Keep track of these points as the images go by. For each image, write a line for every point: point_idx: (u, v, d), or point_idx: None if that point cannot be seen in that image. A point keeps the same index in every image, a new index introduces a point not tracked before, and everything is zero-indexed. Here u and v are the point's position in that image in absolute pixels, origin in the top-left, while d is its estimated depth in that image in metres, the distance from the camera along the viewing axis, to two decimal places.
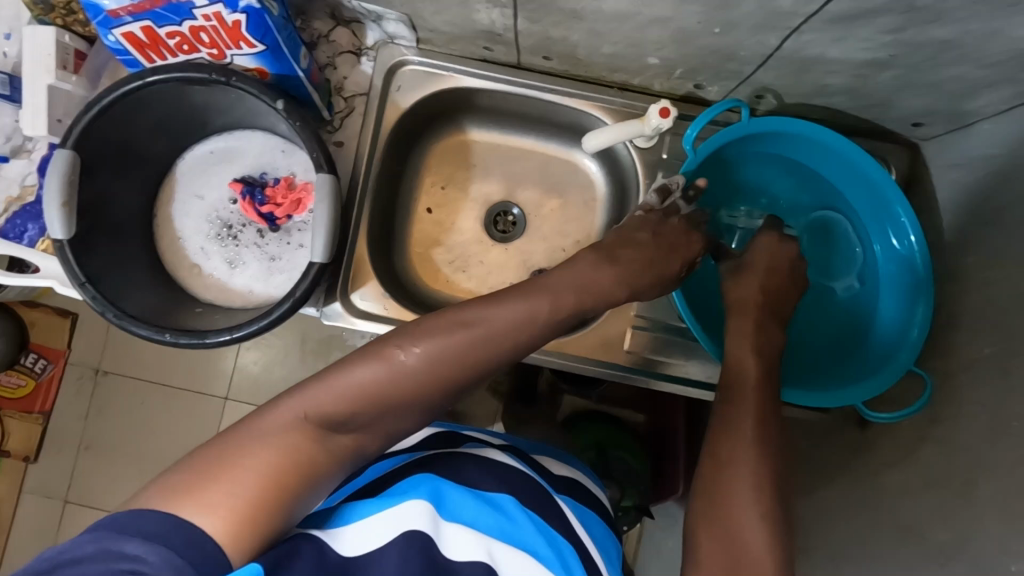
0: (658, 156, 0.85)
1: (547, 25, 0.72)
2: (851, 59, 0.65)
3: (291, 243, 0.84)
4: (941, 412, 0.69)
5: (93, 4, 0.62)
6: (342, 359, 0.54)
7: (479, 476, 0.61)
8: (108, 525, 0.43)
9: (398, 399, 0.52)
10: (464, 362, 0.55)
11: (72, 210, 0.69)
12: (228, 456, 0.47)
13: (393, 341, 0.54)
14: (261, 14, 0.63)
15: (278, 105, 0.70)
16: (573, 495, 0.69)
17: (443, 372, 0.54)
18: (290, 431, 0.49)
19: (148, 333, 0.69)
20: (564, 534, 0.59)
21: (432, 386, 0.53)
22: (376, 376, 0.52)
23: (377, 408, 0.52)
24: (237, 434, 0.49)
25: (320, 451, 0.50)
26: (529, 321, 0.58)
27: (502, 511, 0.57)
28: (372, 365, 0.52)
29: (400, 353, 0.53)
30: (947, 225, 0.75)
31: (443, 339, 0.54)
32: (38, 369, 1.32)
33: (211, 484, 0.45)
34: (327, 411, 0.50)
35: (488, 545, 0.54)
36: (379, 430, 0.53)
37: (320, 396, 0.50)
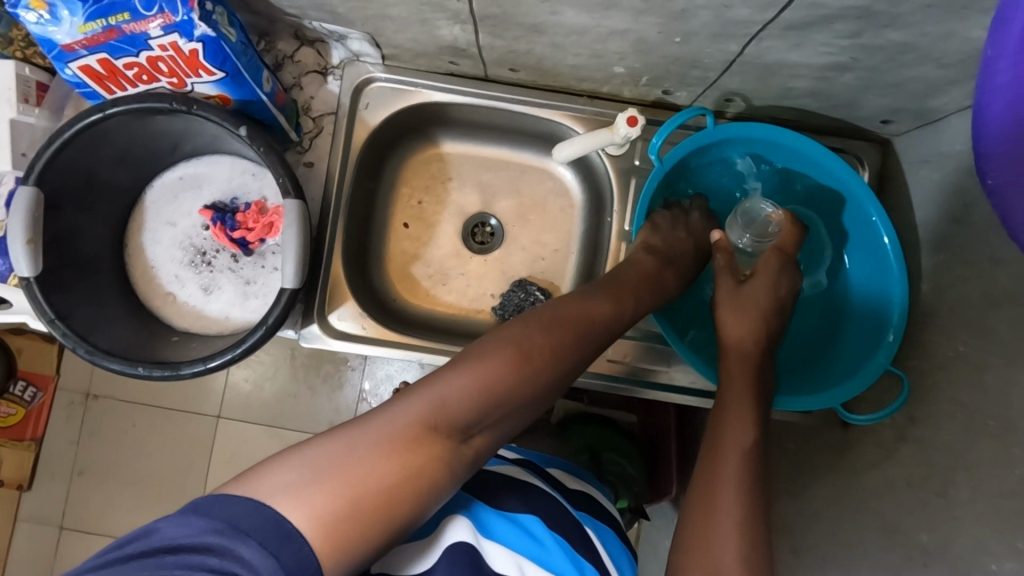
0: (630, 163, 0.84)
1: (509, 39, 0.72)
2: (812, 63, 0.65)
3: (266, 266, 0.83)
4: (920, 410, 0.69)
5: (47, 40, 0.62)
6: (455, 359, 0.53)
7: (504, 492, 0.61)
8: (230, 515, 0.41)
9: (518, 403, 0.53)
10: (570, 363, 0.57)
11: (39, 247, 0.68)
12: (356, 461, 0.44)
13: (513, 338, 0.54)
14: (219, 42, 0.63)
15: (241, 131, 0.69)
16: (588, 510, 0.68)
17: (555, 373, 0.55)
18: (422, 437, 0.47)
19: (121, 367, 0.69)
20: (583, 553, 0.59)
21: (544, 389, 0.55)
22: (505, 374, 0.52)
23: (504, 407, 0.52)
24: (365, 438, 0.46)
25: (452, 459, 0.49)
26: (618, 314, 0.64)
27: (528, 529, 0.58)
28: (500, 362, 0.52)
29: (524, 350, 0.54)
30: (921, 222, 0.75)
31: (553, 340, 0.56)
32: (27, 397, 1.31)
33: (326, 488, 0.43)
34: (459, 413, 0.49)
35: (519, 563, 0.54)
36: (500, 432, 0.53)
37: (450, 397, 0.49)
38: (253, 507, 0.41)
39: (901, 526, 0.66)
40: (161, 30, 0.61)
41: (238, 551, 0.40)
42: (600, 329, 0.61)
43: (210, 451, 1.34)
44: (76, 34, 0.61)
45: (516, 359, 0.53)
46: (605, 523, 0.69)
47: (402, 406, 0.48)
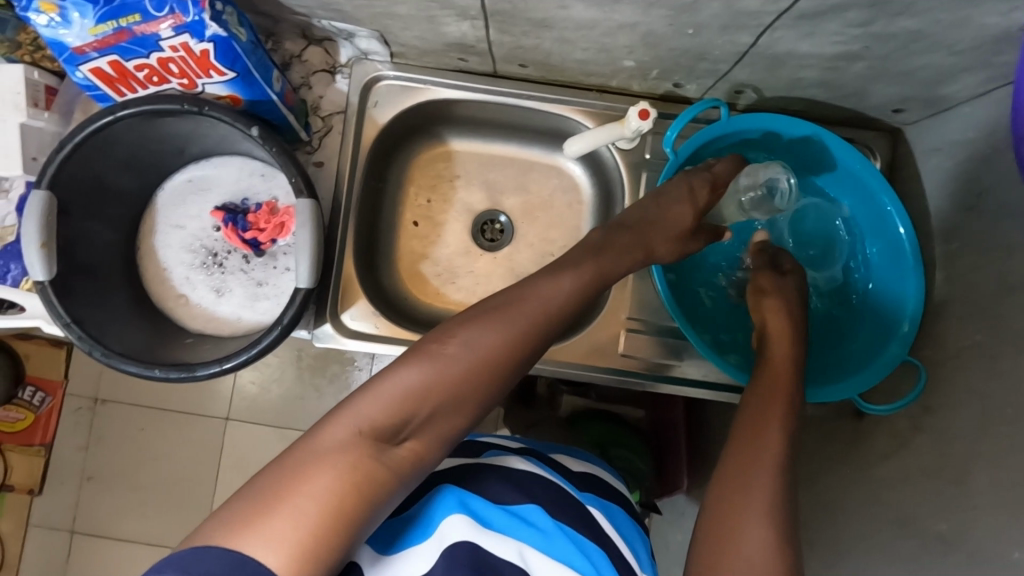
0: (640, 157, 0.84)
1: (518, 35, 0.72)
2: (823, 52, 0.65)
3: (277, 266, 0.83)
4: (935, 399, 0.69)
5: (58, 43, 0.62)
6: (383, 368, 0.53)
7: (501, 486, 0.61)
8: (173, 566, 0.41)
9: (451, 401, 0.52)
10: (507, 357, 0.55)
11: (51, 250, 0.68)
12: (287, 483, 0.45)
13: (434, 339, 0.54)
14: (229, 42, 0.62)
15: (253, 131, 0.69)
16: (596, 492, 0.69)
17: (490, 369, 0.54)
18: (347, 448, 0.47)
19: (137, 370, 0.69)
20: (593, 537, 0.59)
21: (480, 386, 0.53)
22: (422, 375, 0.51)
23: (428, 407, 0.51)
24: (294, 459, 0.47)
25: (383, 465, 0.48)
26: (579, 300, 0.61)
27: (526, 519, 0.58)
28: (416, 365, 0.52)
29: (438, 348, 0.53)
30: (933, 211, 0.75)
31: (484, 336, 0.54)
32: (36, 402, 1.27)
33: (272, 515, 0.44)
34: (377, 420, 0.49)
35: (520, 548, 0.55)
36: (436, 432, 0.52)
37: (373, 408, 0.50)
38: (195, 554, 0.42)
39: (917, 516, 0.66)
40: (171, 31, 0.61)
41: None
42: (549, 319, 0.58)
43: (220, 453, 1.34)
44: (86, 37, 0.61)
45: (442, 360, 0.52)
46: (613, 503, 0.70)
47: (330, 421, 0.49)
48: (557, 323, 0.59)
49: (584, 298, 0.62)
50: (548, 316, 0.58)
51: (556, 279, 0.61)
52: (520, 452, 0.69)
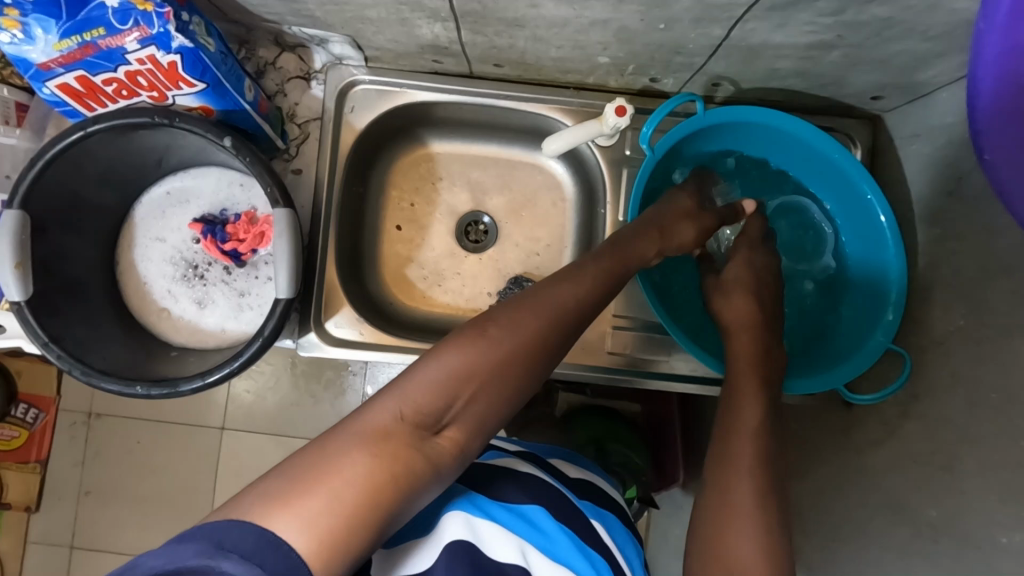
0: (621, 153, 0.84)
1: (491, 35, 0.71)
2: (798, 42, 0.65)
3: (259, 277, 0.83)
4: (922, 386, 0.69)
5: (22, 59, 0.61)
6: (426, 351, 0.52)
7: (504, 487, 0.61)
8: (208, 536, 0.41)
9: (491, 390, 0.51)
10: (546, 346, 0.55)
11: (27, 269, 0.67)
12: (328, 463, 0.45)
13: (477, 324, 0.54)
14: (196, 52, 0.62)
15: (226, 142, 0.69)
16: (593, 500, 0.69)
17: (530, 358, 0.54)
18: (391, 433, 0.47)
19: (119, 387, 0.68)
20: (592, 543, 0.59)
21: (518, 375, 0.53)
22: (466, 360, 0.51)
23: (469, 395, 0.51)
24: (338, 440, 0.46)
25: (425, 451, 0.48)
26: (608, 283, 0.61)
27: (533, 521, 0.57)
28: (460, 349, 0.52)
29: (482, 333, 0.53)
30: (915, 197, 0.75)
31: (524, 324, 0.54)
32: (30, 418, 1.31)
33: (309, 494, 0.43)
34: (421, 405, 0.49)
35: (522, 547, 0.54)
36: (476, 421, 0.51)
37: (417, 391, 0.49)
38: (234, 525, 0.41)
39: (909, 502, 0.66)
40: (137, 43, 0.60)
41: (220, 568, 0.39)
42: (583, 307, 0.58)
43: (216, 464, 1.34)
44: (51, 52, 0.60)
45: (483, 346, 0.52)
46: (607, 509, 0.69)
47: (373, 404, 0.49)
48: (593, 311, 0.59)
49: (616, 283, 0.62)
50: (584, 303, 0.58)
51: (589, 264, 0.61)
52: (521, 455, 0.69)
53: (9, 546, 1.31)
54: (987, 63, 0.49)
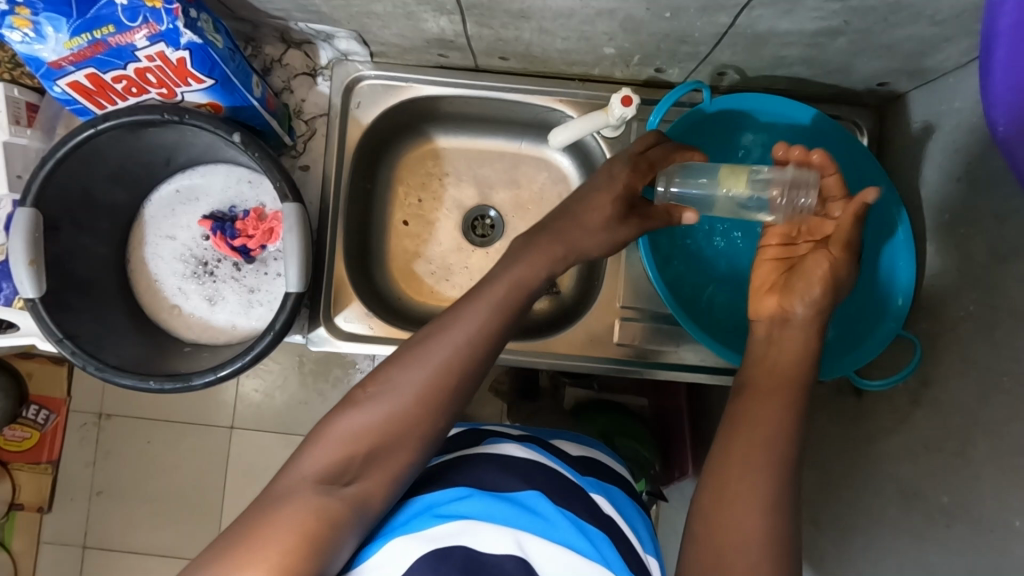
0: (627, 145, 0.84)
1: (497, 27, 0.71)
2: (804, 29, 0.65)
3: (269, 273, 0.83)
4: (933, 372, 0.69)
5: (33, 58, 0.61)
6: (325, 416, 0.57)
7: (501, 476, 0.61)
8: None
9: (389, 439, 0.56)
10: (439, 384, 0.58)
11: (41, 267, 0.68)
12: (249, 529, 0.50)
13: (369, 381, 0.58)
14: (205, 48, 0.62)
15: (235, 138, 0.69)
16: (596, 475, 0.70)
17: (422, 403, 0.57)
18: (302, 493, 0.52)
19: (133, 382, 0.69)
20: (596, 522, 0.60)
21: (416, 419, 0.57)
22: (360, 419, 0.56)
23: (371, 450, 0.55)
24: (257, 510, 0.52)
25: (332, 503, 0.53)
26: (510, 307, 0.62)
27: (528, 508, 0.58)
28: (355, 411, 0.56)
29: (373, 390, 0.57)
30: (923, 183, 0.75)
31: (410, 375, 0.57)
32: (40, 419, 1.32)
33: (236, 556, 0.48)
34: (326, 466, 0.54)
35: (517, 537, 0.54)
36: (385, 469, 0.56)
37: (318, 456, 0.55)
38: None
39: (921, 488, 0.66)
40: (146, 40, 0.60)
41: None
42: (478, 345, 0.60)
43: (226, 462, 1.35)
44: (61, 51, 0.61)
45: (374, 403, 0.57)
46: (614, 486, 0.70)
47: (284, 473, 0.54)
48: (489, 345, 0.60)
49: (512, 312, 0.62)
50: (479, 331, 0.60)
51: (481, 295, 0.62)
52: (519, 440, 0.69)
53: (23, 546, 1.32)
54: (1003, 38, 0.49)
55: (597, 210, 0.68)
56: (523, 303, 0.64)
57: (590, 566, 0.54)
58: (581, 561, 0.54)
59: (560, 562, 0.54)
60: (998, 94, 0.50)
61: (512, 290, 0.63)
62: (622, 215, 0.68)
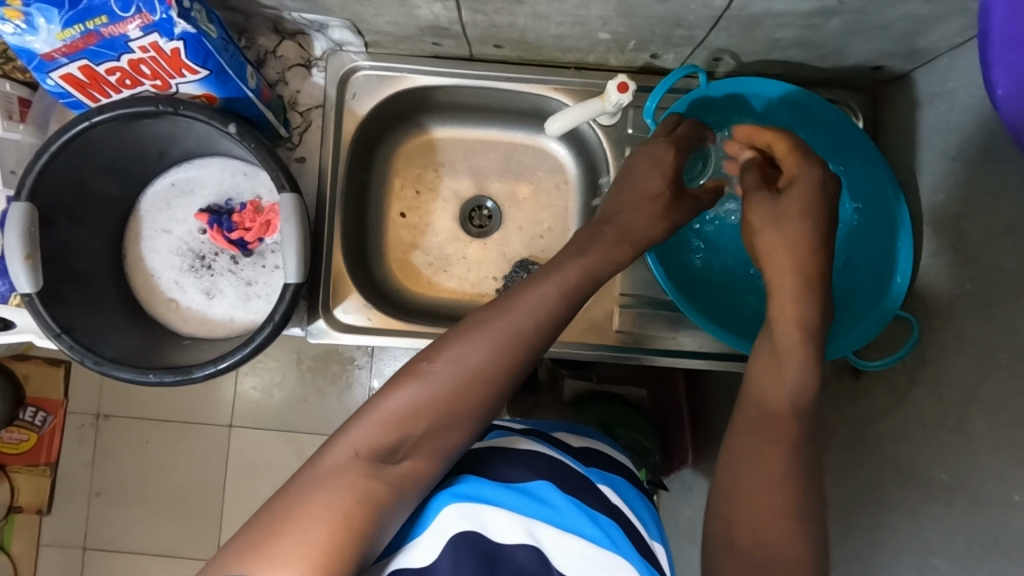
0: (623, 132, 0.84)
1: (492, 14, 0.71)
2: (798, 11, 0.65)
3: (266, 265, 0.83)
4: (930, 351, 0.69)
5: (25, 50, 0.61)
6: (378, 390, 0.54)
7: (508, 467, 0.61)
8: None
9: (446, 416, 0.53)
10: (503, 367, 0.55)
11: (36, 261, 0.68)
12: (293, 508, 0.47)
13: (426, 355, 0.55)
14: (199, 38, 0.62)
15: (230, 128, 0.69)
16: (600, 465, 0.70)
17: (481, 381, 0.54)
18: (348, 470, 0.49)
19: (132, 375, 0.68)
20: (605, 510, 0.60)
21: (476, 399, 0.54)
22: (415, 395, 0.53)
23: (425, 428, 0.52)
24: (301, 487, 0.49)
25: (381, 480, 0.50)
26: (581, 283, 0.61)
27: (536, 497, 0.57)
28: (408, 386, 0.53)
29: (430, 365, 0.54)
30: (918, 165, 0.75)
31: (473, 351, 0.55)
32: (38, 422, 1.31)
33: (281, 536, 0.45)
34: (377, 442, 0.51)
35: (527, 526, 0.54)
36: (435, 450, 0.53)
37: (368, 431, 0.51)
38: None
39: (919, 466, 0.67)
40: (139, 30, 0.60)
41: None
42: (536, 328, 0.57)
43: (226, 461, 1.35)
44: (53, 42, 0.60)
45: (432, 377, 0.54)
46: (615, 473, 0.71)
47: (332, 447, 0.51)
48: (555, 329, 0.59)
49: (573, 299, 0.60)
50: (548, 315, 0.58)
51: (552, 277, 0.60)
52: (523, 433, 0.69)
53: (23, 548, 1.32)
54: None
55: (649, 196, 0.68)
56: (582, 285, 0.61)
57: (599, 552, 0.54)
58: (590, 546, 0.54)
59: (568, 548, 0.54)
60: (996, 56, 0.48)
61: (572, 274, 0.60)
62: (677, 195, 0.69)
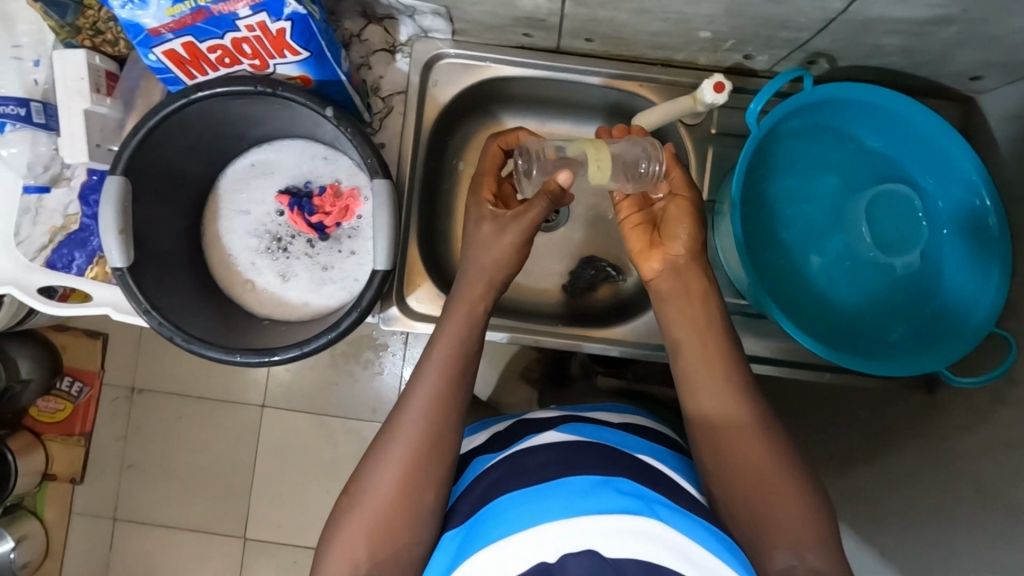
0: (708, 133, 0.82)
1: (595, 7, 0.70)
2: (915, 17, 0.63)
3: (342, 250, 0.82)
4: (1021, 371, 0.68)
5: (134, 25, 0.60)
6: (330, 519, 0.59)
7: (546, 464, 0.57)
8: None
9: (388, 524, 0.56)
10: (421, 448, 0.58)
11: (129, 236, 0.68)
12: None
13: (350, 479, 0.59)
14: (307, 20, 0.61)
15: (327, 112, 0.68)
16: (647, 439, 0.67)
17: (407, 479, 0.57)
18: None
19: (219, 355, 0.69)
20: (649, 479, 0.57)
21: (417, 488, 0.57)
22: (358, 516, 0.56)
23: (381, 534, 0.56)
24: None
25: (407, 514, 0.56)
26: (470, 330, 0.64)
27: (577, 488, 0.53)
28: (347, 513, 0.57)
29: (350, 486, 0.59)
30: (1014, 181, 0.73)
31: (385, 474, 0.57)
32: (74, 391, 1.33)
33: None
34: (343, 568, 0.55)
35: (573, 528, 0.50)
36: (403, 545, 0.56)
37: (334, 561, 0.56)
38: None
39: (1002, 487, 0.66)
40: (249, 9, 0.59)
41: None
42: (427, 421, 0.59)
43: (257, 441, 1.35)
44: (163, 17, 0.60)
45: (362, 494, 0.57)
46: (665, 446, 0.67)
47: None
48: (453, 390, 0.61)
49: (465, 361, 0.62)
50: (444, 380, 0.61)
51: (445, 339, 0.63)
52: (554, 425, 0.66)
53: (54, 516, 1.33)
54: None
55: (481, 231, 0.67)
56: (470, 358, 0.63)
57: (653, 526, 0.51)
58: (641, 520, 0.50)
59: (620, 535, 0.49)
60: None
61: (450, 346, 0.62)
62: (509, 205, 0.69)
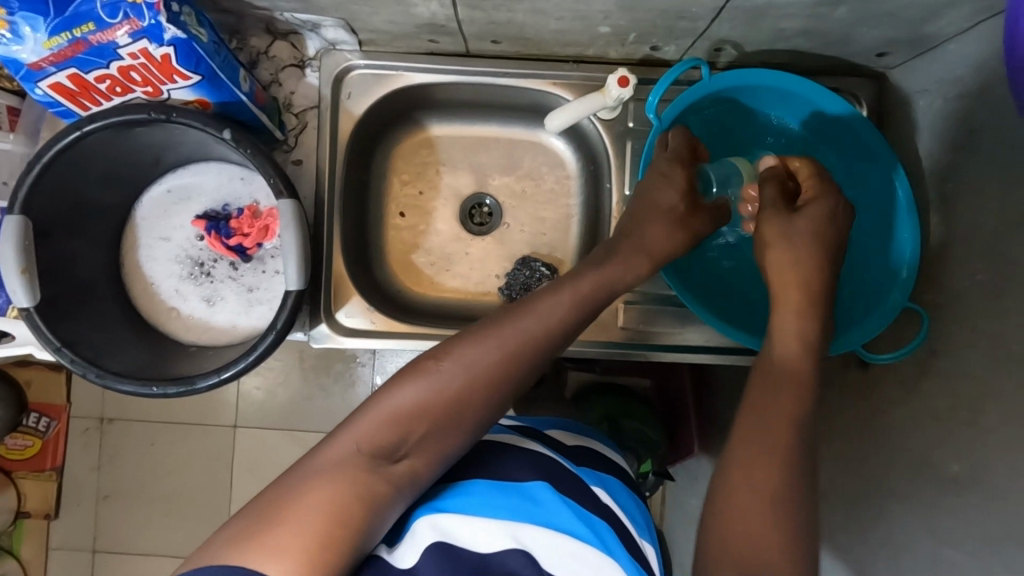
0: (624, 126, 0.82)
1: (491, 10, 0.69)
2: (801, 1, 0.63)
3: (267, 270, 0.82)
4: (939, 342, 0.68)
5: (12, 60, 0.59)
6: (381, 386, 0.54)
7: (516, 464, 0.60)
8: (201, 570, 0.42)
9: (442, 415, 0.53)
10: (500, 373, 0.55)
11: (33, 274, 0.67)
12: (289, 498, 0.47)
13: (428, 355, 0.55)
14: (190, 43, 0.60)
15: (225, 135, 0.67)
16: (595, 467, 0.68)
17: (476, 390, 0.54)
18: (346, 466, 0.49)
19: (135, 388, 0.68)
20: (596, 510, 0.58)
21: (477, 404, 0.54)
22: (418, 396, 0.53)
23: (429, 421, 0.52)
24: (286, 483, 0.48)
25: (382, 482, 0.50)
26: (592, 300, 0.62)
27: (533, 495, 0.56)
28: (414, 385, 0.53)
29: (434, 363, 0.54)
30: (926, 154, 0.73)
31: (462, 366, 0.54)
32: (42, 427, 1.29)
33: (277, 526, 0.45)
34: (377, 441, 0.51)
35: (514, 531, 0.52)
36: (432, 451, 0.53)
37: (369, 427, 0.51)
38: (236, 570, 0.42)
39: (927, 460, 0.66)
40: (129, 37, 0.58)
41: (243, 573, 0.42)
42: (541, 345, 0.58)
43: (231, 461, 1.34)
44: (41, 51, 0.59)
45: (439, 376, 0.54)
46: (612, 475, 0.69)
47: (326, 442, 0.51)
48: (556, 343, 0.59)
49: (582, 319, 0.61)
50: (557, 325, 0.59)
51: (564, 296, 0.61)
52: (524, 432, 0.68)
53: (32, 553, 1.32)
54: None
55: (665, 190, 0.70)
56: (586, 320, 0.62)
57: (588, 550, 0.53)
58: (581, 546, 0.52)
59: (560, 549, 0.52)
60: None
61: (583, 299, 0.62)
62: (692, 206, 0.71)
